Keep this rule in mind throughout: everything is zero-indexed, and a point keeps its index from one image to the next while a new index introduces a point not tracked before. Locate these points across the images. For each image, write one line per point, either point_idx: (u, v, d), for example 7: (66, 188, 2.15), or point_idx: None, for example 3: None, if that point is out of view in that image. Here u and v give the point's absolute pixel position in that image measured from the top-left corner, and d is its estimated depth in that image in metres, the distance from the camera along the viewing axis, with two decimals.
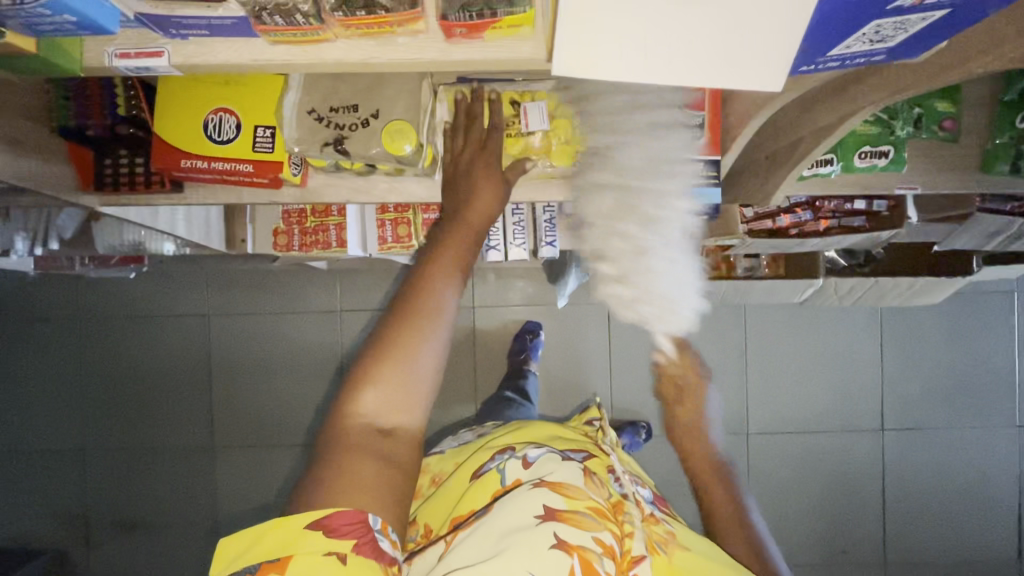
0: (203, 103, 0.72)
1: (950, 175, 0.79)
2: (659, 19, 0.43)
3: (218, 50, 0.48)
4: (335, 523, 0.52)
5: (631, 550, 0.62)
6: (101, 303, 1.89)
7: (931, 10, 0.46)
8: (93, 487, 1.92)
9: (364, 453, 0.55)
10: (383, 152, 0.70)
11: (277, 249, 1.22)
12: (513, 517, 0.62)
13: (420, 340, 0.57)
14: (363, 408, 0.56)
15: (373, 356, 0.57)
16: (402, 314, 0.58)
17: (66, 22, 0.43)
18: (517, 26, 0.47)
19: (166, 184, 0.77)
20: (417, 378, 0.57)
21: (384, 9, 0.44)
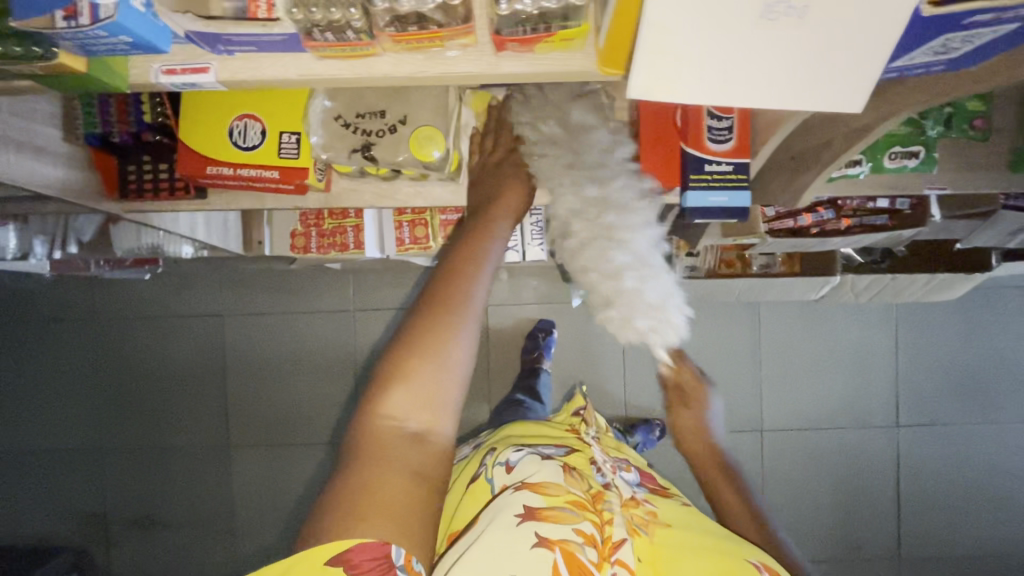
0: (229, 110, 0.72)
1: (982, 175, 0.78)
2: (739, 43, 0.43)
3: (264, 66, 0.48)
4: (356, 556, 0.49)
5: (612, 537, 0.62)
6: (116, 303, 1.90)
7: (1004, 23, 0.45)
8: (109, 485, 1.94)
9: (394, 459, 0.53)
10: (411, 157, 0.70)
11: (294, 251, 1.22)
12: (491, 518, 0.63)
13: (450, 334, 0.55)
14: (392, 408, 0.53)
15: (400, 354, 0.55)
16: (433, 308, 0.56)
17: (121, 43, 0.44)
18: (570, 40, 0.46)
19: (190, 190, 0.77)
20: (448, 375, 0.55)
21: (436, 24, 0.44)
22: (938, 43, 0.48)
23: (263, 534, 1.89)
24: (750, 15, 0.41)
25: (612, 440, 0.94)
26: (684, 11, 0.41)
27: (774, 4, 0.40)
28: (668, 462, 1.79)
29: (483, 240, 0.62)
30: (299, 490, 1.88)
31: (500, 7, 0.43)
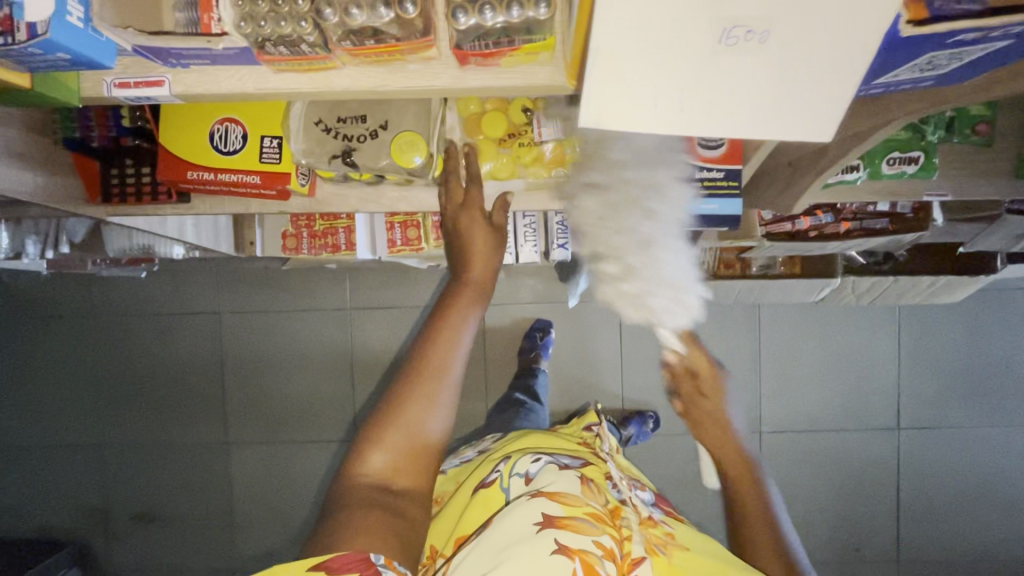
0: (209, 114, 0.71)
1: (981, 181, 0.76)
2: (703, 72, 0.41)
3: (221, 79, 0.46)
4: (338, 561, 0.49)
5: (632, 552, 0.62)
6: (113, 301, 1.90)
7: (991, 43, 0.43)
8: (109, 482, 1.95)
9: (365, 505, 0.55)
10: (393, 164, 0.69)
11: (286, 252, 1.21)
12: (512, 527, 0.61)
13: (421, 395, 0.58)
14: (372, 468, 0.57)
15: (377, 417, 0.58)
16: (412, 378, 0.58)
17: (59, 60, 0.42)
18: (535, 53, 0.45)
19: (173, 195, 0.76)
20: (420, 434, 0.57)
21: (393, 37, 0.43)
22: (906, 61, 0.46)
23: (261, 531, 1.90)
24: (707, 42, 0.40)
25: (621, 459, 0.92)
26: (636, 37, 0.39)
27: (733, 27, 0.39)
28: (665, 462, 1.78)
29: (462, 299, 0.64)
30: (297, 488, 1.88)
31: (459, 20, 0.42)
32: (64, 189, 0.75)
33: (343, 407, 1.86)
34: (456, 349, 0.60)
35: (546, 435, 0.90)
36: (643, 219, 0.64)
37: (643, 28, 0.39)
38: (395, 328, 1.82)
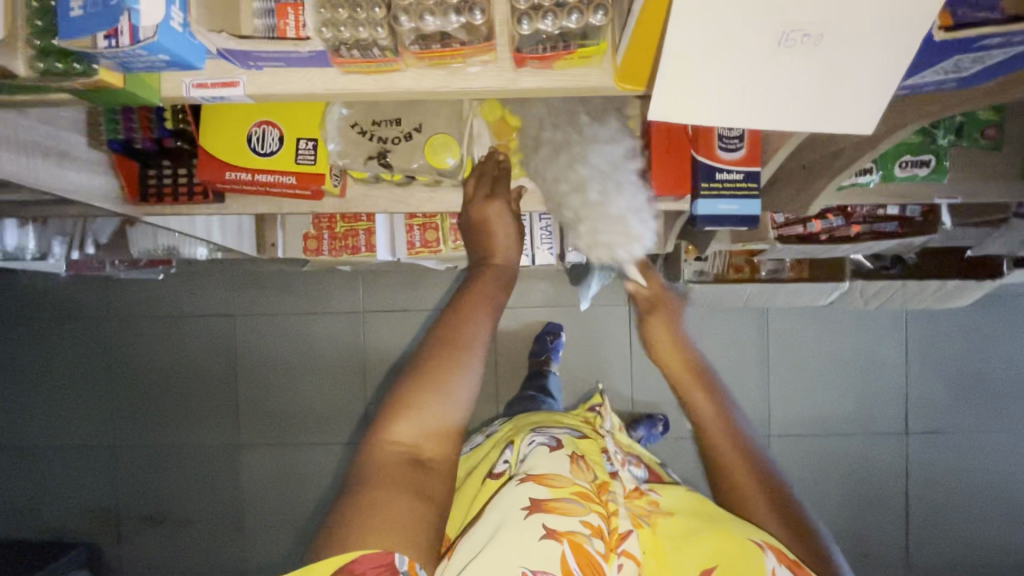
0: (249, 116, 0.74)
1: (995, 183, 0.78)
2: (758, 72, 0.44)
3: (291, 81, 0.49)
4: (363, 564, 0.50)
5: (618, 527, 0.64)
6: (128, 303, 1.93)
7: (1012, 47, 0.46)
8: (121, 483, 1.96)
9: (398, 482, 0.55)
10: (425, 165, 0.72)
11: (306, 253, 1.24)
12: (501, 509, 0.63)
13: (455, 370, 0.59)
14: (399, 437, 0.57)
15: (408, 387, 0.58)
16: (442, 349, 0.60)
17: (158, 61, 0.44)
18: (587, 57, 0.48)
19: (208, 195, 0.79)
20: (449, 407, 0.58)
21: (459, 42, 0.46)
22: (935, 64, 0.48)
23: (271, 533, 1.91)
24: (767, 42, 0.42)
25: (625, 438, 0.94)
26: (700, 36, 0.42)
27: (791, 31, 0.42)
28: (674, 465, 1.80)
29: (485, 283, 0.66)
30: (306, 490, 1.90)
31: (522, 25, 0.45)
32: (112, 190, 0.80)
33: (354, 408, 1.88)
34: (486, 333, 0.62)
35: (550, 415, 0.92)
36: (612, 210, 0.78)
37: (705, 28, 0.42)
38: (406, 330, 1.85)
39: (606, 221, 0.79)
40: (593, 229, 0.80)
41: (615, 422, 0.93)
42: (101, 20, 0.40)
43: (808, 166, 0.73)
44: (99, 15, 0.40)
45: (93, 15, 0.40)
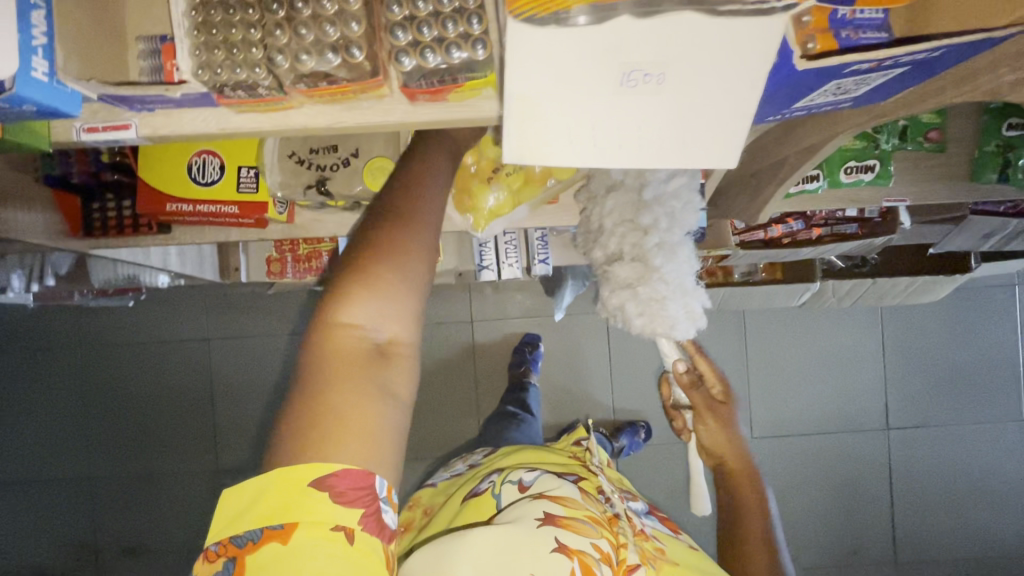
0: (187, 146, 0.73)
1: (940, 187, 0.78)
2: (610, 110, 0.43)
3: (184, 121, 0.47)
4: (343, 481, 0.45)
5: (628, 559, 0.66)
6: (100, 332, 1.89)
7: (891, 69, 0.45)
8: (100, 516, 1.92)
9: (362, 374, 0.48)
10: (367, 190, 0.68)
11: (270, 276, 1.22)
12: (514, 520, 0.66)
13: (409, 250, 0.51)
14: (355, 318, 0.49)
15: (356, 262, 0.50)
16: (391, 214, 0.52)
17: (26, 112, 0.42)
18: (479, 89, 0.47)
19: (153, 227, 0.78)
20: (407, 288, 0.51)
21: (343, 79, 0.44)
22: (816, 88, 0.47)
23: None
24: (610, 82, 0.41)
25: (613, 472, 0.96)
26: (548, 81, 0.41)
27: (632, 71, 0.41)
28: (658, 472, 1.79)
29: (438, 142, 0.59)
30: None
31: (403, 63, 0.44)
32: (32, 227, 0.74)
33: None
34: (440, 206, 0.55)
35: (538, 451, 0.95)
36: (665, 220, 0.73)
37: (550, 74, 0.41)
38: None
39: (672, 290, 0.75)
40: (657, 295, 0.74)
41: (604, 457, 0.96)
42: None
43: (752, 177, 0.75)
44: None
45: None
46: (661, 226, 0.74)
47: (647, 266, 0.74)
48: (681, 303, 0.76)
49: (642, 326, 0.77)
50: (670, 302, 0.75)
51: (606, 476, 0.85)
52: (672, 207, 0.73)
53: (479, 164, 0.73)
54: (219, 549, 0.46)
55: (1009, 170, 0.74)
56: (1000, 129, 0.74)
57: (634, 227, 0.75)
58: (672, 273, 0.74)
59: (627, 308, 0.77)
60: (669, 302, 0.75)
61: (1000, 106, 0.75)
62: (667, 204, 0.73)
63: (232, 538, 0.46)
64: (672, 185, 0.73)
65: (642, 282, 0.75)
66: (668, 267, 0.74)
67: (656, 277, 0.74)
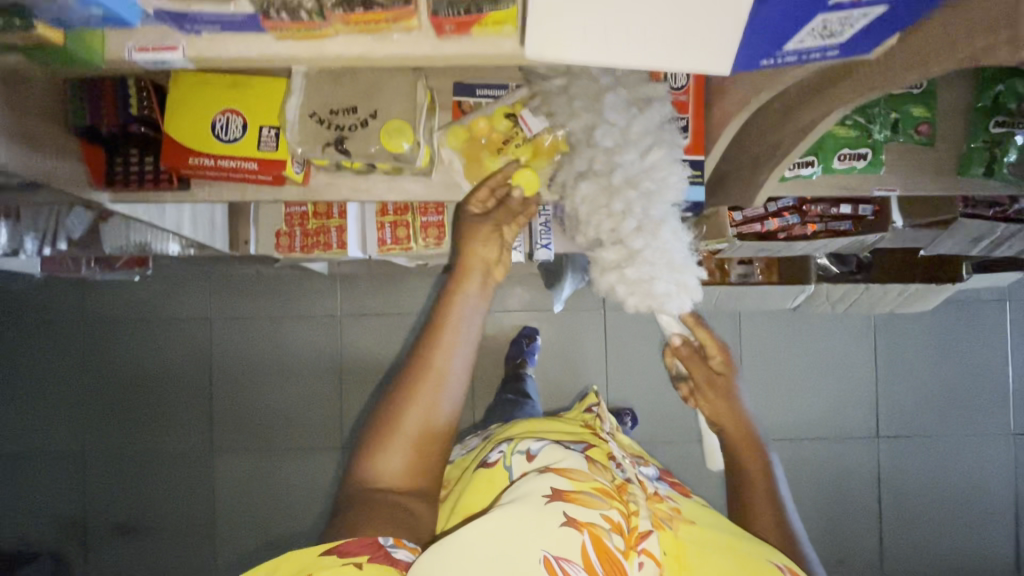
0: (213, 104, 0.77)
1: (929, 178, 0.82)
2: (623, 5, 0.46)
3: (229, 45, 0.51)
4: (349, 546, 0.62)
5: (639, 526, 0.68)
6: (103, 307, 1.91)
7: (874, 3, 0.47)
8: (90, 491, 1.92)
9: (384, 497, 0.70)
10: (383, 150, 0.72)
11: (278, 250, 1.25)
12: (525, 492, 0.68)
13: (416, 402, 0.74)
14: (382, 465, 0.73)
15: (385, 420, 0.75)
16: (413, 378, 0.75)
17: (92, 16, 0.47)
18: (500, 24, 0.50)
19: (173, 181, 0.81)
20: (414, 434, 0.74)
21: (379, 6, 0.47)
22: (805, 23, 0.50)
23: (244, 543, 1.89)
24: None
25: (623, 437, 0.98)
26: None
27: None
28: None
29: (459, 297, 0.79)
30: (283, 496, 1.89)
31: None
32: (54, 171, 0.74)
33: (331, 414, 1.88)
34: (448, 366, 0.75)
35: (552, 422, 0.98)
36: (638, 202, 0.73)
37: None
38: (387, 334, 1.86)
39: (661, 268, 0.74)
40: (645, 275, 0.74)
41: (616, 422, 0.99)
42: None
43: (752, 162, 0.77)
44: None
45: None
46: (637, 205, 0.73)
47: (629, 249, 0.74)
48: (671, 281, 0.75)
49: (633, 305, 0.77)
50: (659, 281, 0.74)
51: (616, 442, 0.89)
52: (648, 185, 0.73)
53: (490, 138, 0.80)
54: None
55: (994, 166, 0.77)
56: (989, 126, 0.78)
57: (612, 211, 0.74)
58: (655, 252, 0.73)
59: (617, 291, 0.77)
60: (657, 282, 0.74)
61: (988, 105, 0.78)
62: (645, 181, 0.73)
63: None
64: (650, 158, 0.73)
65: (629, 264, 0.75)
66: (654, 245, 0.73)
67: (641, 255, 0.74)
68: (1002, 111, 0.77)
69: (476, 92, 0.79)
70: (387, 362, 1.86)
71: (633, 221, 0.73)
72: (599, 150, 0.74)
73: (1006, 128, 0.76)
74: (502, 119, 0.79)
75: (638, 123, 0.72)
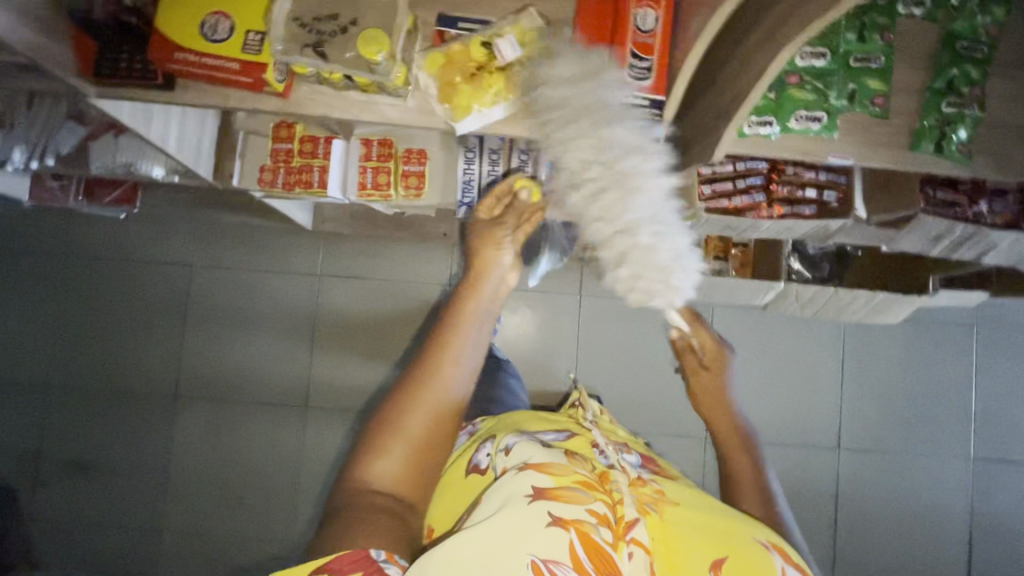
0: (204, 5, 0.80)
1: (885, 149, 0.85)
2: None
3: None
4: (339, 562, 0.60)
5: (625, 516, 0.73)
6: (85, 244, 1.92)
7: None
8: (49, 427, 1.91)
9: (377, 515, 0.66)
10: (358, 56, 0.75)
11: (261, 184, 1.27)
12: (508, 495, 0.71)
13: (421, 410, 0.71)
14: (376, 475, 0.69)
15: (382, 425, 0.71)
16: (418, 377, 0.72)
17: None
18: None
19: (159, 77, 0.84)
20: (410, 437, 0.70)
21: None
22: None
23: (196, 493, 1.88)
24: None
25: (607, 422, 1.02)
26: None
27: None
28: None
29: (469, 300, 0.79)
30: (242, 448, 1.88)
31: None
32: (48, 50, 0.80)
33: (299, 370, 1.88)
34: (456, 368, 0.73)
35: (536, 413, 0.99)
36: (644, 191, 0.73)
37: None
38: (364, 298, 1.88)
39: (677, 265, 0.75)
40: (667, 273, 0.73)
41: (597, 408, 1.04)
42: None
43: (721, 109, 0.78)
44: None
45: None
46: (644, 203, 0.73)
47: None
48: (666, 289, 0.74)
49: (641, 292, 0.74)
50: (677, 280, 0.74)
51: (599, 431, 0.91)
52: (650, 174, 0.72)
53: (464, 65, 0.82)
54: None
55: (943, 143, 0.82)
56: (939, 106, 0.83)
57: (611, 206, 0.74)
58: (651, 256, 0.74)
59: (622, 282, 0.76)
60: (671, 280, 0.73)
61: (942, 86, 0.84)
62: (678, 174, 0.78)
63: None
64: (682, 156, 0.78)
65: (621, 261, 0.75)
66: (662, 241, 0.70)
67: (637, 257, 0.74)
68: (953, 93, 0.83)
69: (458, 24, 0.84)
70: (361, 325, 1.87)
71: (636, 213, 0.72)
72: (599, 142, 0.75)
73: (955, 109, 0.82)
74: (477, 47, 0.82)
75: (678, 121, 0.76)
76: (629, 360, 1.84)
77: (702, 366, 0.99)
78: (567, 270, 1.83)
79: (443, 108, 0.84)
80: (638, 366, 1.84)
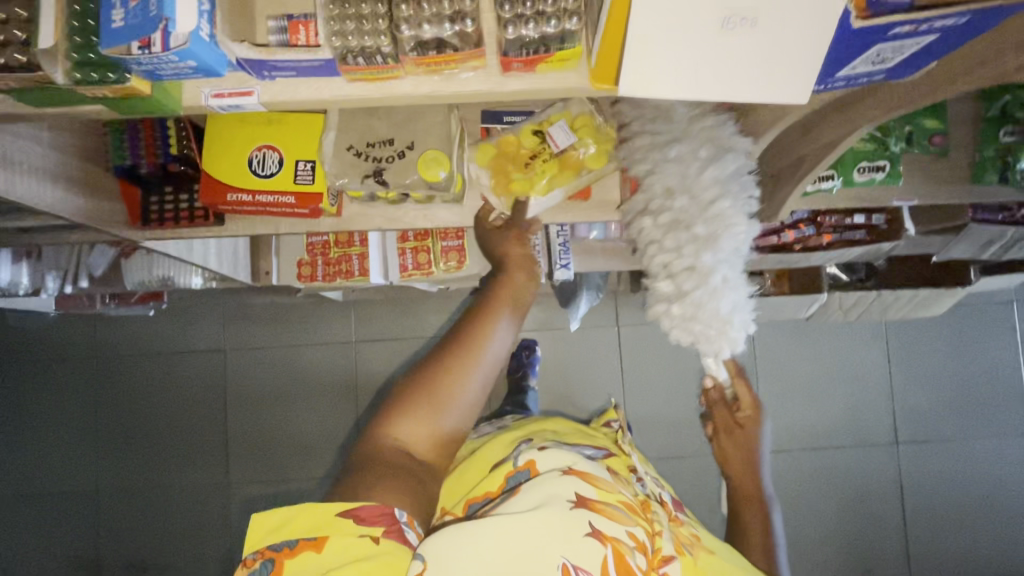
0: (249, 142, 0.78)
1: (949, 187, 0.85)
2: (701, 47, 0.47)
3: (301, 89, 0.54)
4: (366, 511, 0.51)
5: (662, 549, 0.58)
6: (114, 343, 1.91)
7: (925, 35, 0.49)
8: (104, 531, 1.89)
9: (400, 475, 0.55)
10: (420, 179, 0.75)
11: (300, 279, 1.26)
12: (543, 492, 0.57)
13: (463, 369, 0.58)
14: (399, 435, 0.57)
15: (415, 379, 0.59)
16: (456, 338, 0.60)
17: (186, 67, 0.50)
18: (564, 61, 0.52)
19: (209, 217, 0.81)
20: (450, 408, 0.57)
21: (452, 48, 0.51)
22: (860, 52, 0.51)
23: None
24: (713, 25, 0.46)
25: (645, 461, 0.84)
26: (662, 24, 0.46)
27: (731, 16, 0.45)
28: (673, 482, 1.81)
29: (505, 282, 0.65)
30: None
31: (508, 32, 0.51)
32: (98, 212, 0.78)
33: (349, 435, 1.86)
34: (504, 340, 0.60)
35: (567, 421, 0.84)
36: (724, 232, 0.70)
37: (661, 16, 0.45)
38: (401, 359, 1.86)
39: (736, 320, 0.75)
40: (725, 322, 0.74)
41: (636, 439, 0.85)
42: (136, 29, 0.46)
43: (793, 163, 0.75)
44: (133, 28, 0.46)
45: (132, 26, 0.46)
46: (716, 241, 0.70)
47: (682, 287, 0.74)
48: (715, 330, 0.74)
49: (699, 334, 0.75)
50: (734, 329, 0.74)
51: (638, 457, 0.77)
52: (729, 224, 0.70)
53: (518, 151, 0.82)
54: (257, 555, 0.51)
55: (1008, 173, 0.80)
56: (998, 136, 0.81)
57: (671, 248, 0.74)
58: (705, 299, 0.72)
59: (670, 313, 0.75)
60: (732, 328, 0.74)
61: (996, 115, 0.82)
62: (708, 225, 0.70)
63: (269, 546, 0.51)
64: (715, 208, 0.71)
65: (678, 301, 0.74)
66: (728, 288, 0.72)
67: (691, 297, 0.73)
68: (1010, 120, 0.80)
69: (503, 119, 0.83)
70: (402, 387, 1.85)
71: (690, 257, 0.72)
72: (684, 188, 0.72)
73: (1015, 137, 0.79)
74: (530, 135, 0.82)
75: (710, 169, 0.70)
76: (676, 384, 1.83)
77: (738, 424, 0.81)
78: (602, 304, 1.82)
79: (497, 198, 0.82)
80: (687, 388, 1.82)
